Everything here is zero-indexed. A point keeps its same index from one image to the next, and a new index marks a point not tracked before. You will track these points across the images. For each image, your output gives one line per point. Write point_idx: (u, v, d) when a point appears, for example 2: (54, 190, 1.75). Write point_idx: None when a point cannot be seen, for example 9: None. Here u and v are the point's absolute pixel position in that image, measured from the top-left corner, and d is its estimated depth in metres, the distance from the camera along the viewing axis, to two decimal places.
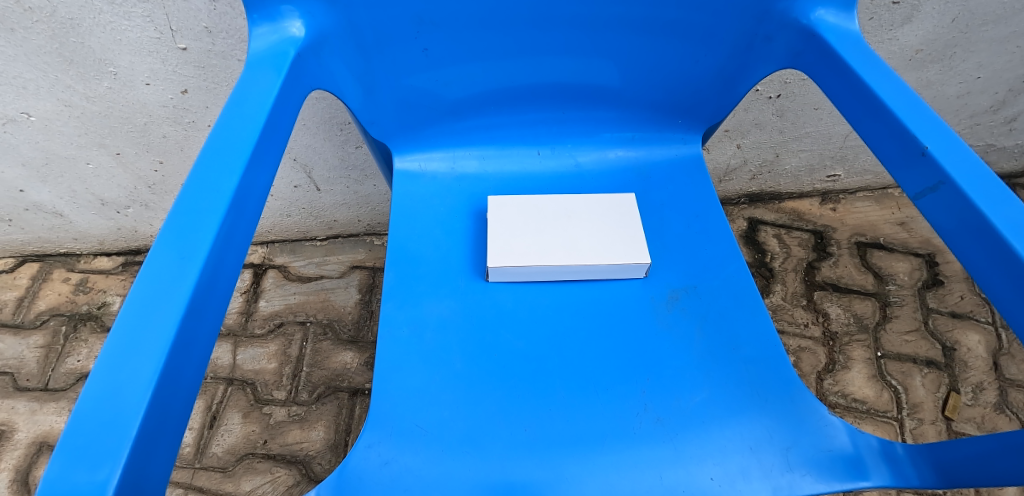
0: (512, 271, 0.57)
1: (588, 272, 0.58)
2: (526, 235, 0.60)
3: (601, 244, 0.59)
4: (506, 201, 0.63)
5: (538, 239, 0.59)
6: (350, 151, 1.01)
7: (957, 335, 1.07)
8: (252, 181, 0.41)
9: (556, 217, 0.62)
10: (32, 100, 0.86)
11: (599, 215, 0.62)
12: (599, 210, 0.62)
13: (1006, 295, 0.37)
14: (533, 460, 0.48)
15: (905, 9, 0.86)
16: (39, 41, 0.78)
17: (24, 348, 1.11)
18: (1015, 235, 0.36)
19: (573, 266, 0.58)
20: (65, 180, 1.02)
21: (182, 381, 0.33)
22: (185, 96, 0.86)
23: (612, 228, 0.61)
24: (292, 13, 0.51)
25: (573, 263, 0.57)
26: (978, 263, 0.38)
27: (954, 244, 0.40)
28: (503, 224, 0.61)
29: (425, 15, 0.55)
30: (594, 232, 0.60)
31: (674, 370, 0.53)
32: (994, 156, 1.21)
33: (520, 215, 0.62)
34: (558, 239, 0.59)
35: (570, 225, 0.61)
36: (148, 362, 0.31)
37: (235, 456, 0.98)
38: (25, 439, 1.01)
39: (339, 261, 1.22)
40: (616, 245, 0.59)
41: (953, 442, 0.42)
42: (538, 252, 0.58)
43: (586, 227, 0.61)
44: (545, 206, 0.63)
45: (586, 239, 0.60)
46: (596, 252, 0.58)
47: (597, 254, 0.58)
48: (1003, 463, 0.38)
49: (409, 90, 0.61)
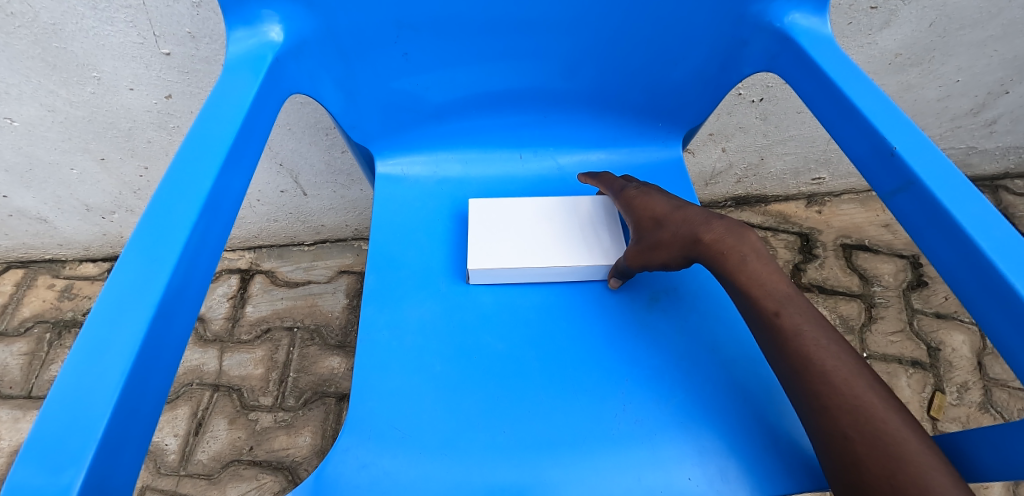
0: (492, 273, 0.57)
1: (572, 274, 0.58)
2: (506, 236, 0.60)
3: (580, 245, 0.59)
4: (484, 204, 0.63)
5: (518, 241, 0.60)
6: (337, 156, 1.01)
7: (942, 335, 1.08)
8: (226, 186, 0.41)
9: (536, 219, 0.62)
10: (15, 105, 0.86)
11: (578, 216, 0.62)
12: (574, 210, 0.63)
13: (973, 291, 0.37)
14: (512, 464, 0.48)
15: (883, 14, 0.87)
16: (22, 46, 0.77)
17: (7, 355, 1.10)
18: (981, 233, 0.37)
19: (557, 268, 0.58)
20: (49, 185, 1.01)
21: (151, 383, 0.33)
22: (169, 101, 0.85)
23: (591, 229, 0.61)
24: (272, 18, 0.51)
25: (554, 264, 0.57)
26: (944, 259, 0.39)
27: (923, 241, 0.41)
28: (482, 222, 0.61)
29: (405, 20, 0.55)
30: (574, 233, 0.61)
31: (652, 370, 0.53)
32: (975, 158, 1.23)
33: (499, 212, 0.62)
34: (540, 240, 0.60)
35: (550, 224, 0.62)
36: (117, 363, 0.31)
37: (221, 463, 0.97)
38: (7, 447, 1.01)
39: (327, 266, 1.22)
40: (601, 245, 0.59)
41: (952, 438, 0.41)
42: (520, 252, 0.58)
43: (565, 227, 0.61)
44: (524, 205, 0.63)
45: (569, 240, 0.60)
46: (582, 253, 0.59)
47: (577, 255, 0.58)
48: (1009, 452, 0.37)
49: (390, 95, 0.61)
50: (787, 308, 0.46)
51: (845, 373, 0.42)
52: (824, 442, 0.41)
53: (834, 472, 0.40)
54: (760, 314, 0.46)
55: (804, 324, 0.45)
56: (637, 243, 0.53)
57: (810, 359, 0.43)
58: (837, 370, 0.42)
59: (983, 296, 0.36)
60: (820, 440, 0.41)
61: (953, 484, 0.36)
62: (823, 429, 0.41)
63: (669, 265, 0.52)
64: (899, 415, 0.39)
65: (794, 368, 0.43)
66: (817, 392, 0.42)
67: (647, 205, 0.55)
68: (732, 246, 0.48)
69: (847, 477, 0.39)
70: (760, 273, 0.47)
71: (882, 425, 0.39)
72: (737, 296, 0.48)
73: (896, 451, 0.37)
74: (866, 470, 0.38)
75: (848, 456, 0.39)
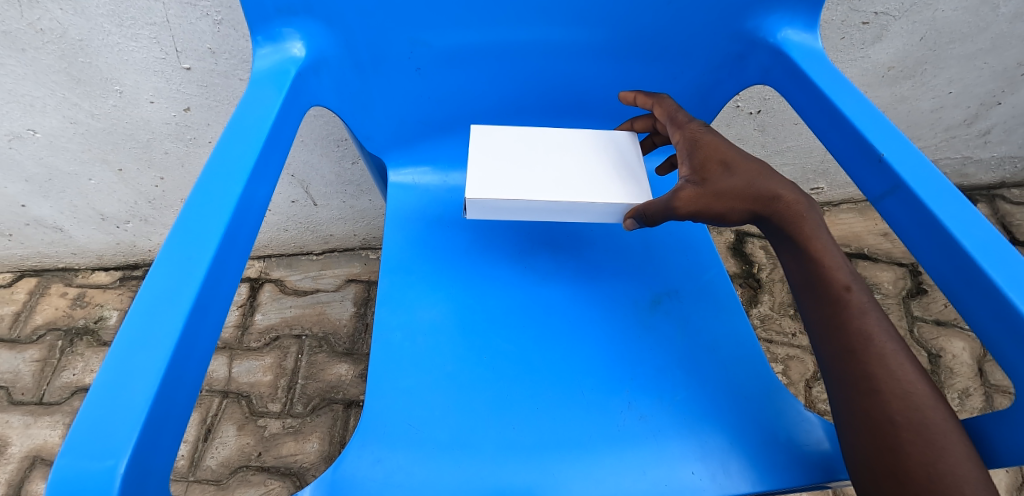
0: (495, 205, 0.52)
1: (591, 215, 0.53)
2: (514, 169, 0.54)
3: (596, 183, 0.53)
4: (495, 139, 0.57)
5: (533, 176, 0.53)
6: (347, 167, 1.04)
7: (942, 342, 1.10)
8: (254, 191, 0.43)
9: (547, 154, 0.56)
10: (38, 117, 0.89)
11: (595, 156, 0.56)
12: (591, 147, 0.57)
13: (960, 288, 0.39)
14: (521, 460, 0.50)
15: (875, 29, 0.90)
16: (49, 61, 0.80)
17: (20, 362, 1.12)
18: (963, 233, 0.39)
19: (573, 205, 0.52)
20: (67, 195, 1.04)
21: (187, 373, 0.35)
22: (187, 113, 0.89)
23: (610, 170, 0.55)
24: (294, 35, 0.54)
25: (565, 200, 0.51)
26: (930, 257, 0.41)
27: (910, 241, 0.43)
28: (487, 154, 0.56)
29: (418, 36, 0.58)
30: (589, 171, 0.54)
31: (656, 369, 0.55)
32: (971, 168, 1.25)
33: (508, 147, 0.57)
34: (558, 176, 0.54)
35: (564, 160, 0.56)
36: (157, 352, 0.32)
37: (229, 469, 0.99)
38: (18, 453, 1.02)
39: (335, 275, 1.24)
40: (625, 182, 0.54)
41: None
42: (536, 186, 0.52)
43: (579, 165, 0.55)
44: (534, 141, 0.58)
45: (588, 177, 0.54)
46: (604, 189, 0.52)
47: (591, 192, 0.52)
48: (997, 440, 0.38)
49: (403, 107, 0.64)
50: (857, 284, 0.43)
51: (901, 358, 0.40)
52: (862, 423, 0.40)
53: (866, 458, 0.40)
54: (829, 286, 0.43)
55: (870, 303, 0.42)
56: (699, 183, 0.48)
57: (871, 340, 0.41)
58: (896, 354, 0.40)
59: (969, 293, 0.39)
60: (856, 423, 0.40)
61: (980, 477, 0.36)
62: (866, 411, 0.40)
63: (729, 215, 0.47)
64: (945, 407, 0.39)
65: (852, 347, 0.41)
66: (872, 374, 0.40)
67: (715, 146, 0.50)
68: (807, 212, 0.45)
69: (884, 462, 0.38)
70: (831, 246, 0.44)
71: (929, 415, 0.38)
72: (800, 263, 0.45)
73: (938, 441, 0.37)
74: (907, 455, 0.37)
75: (889, 442, 0.38)
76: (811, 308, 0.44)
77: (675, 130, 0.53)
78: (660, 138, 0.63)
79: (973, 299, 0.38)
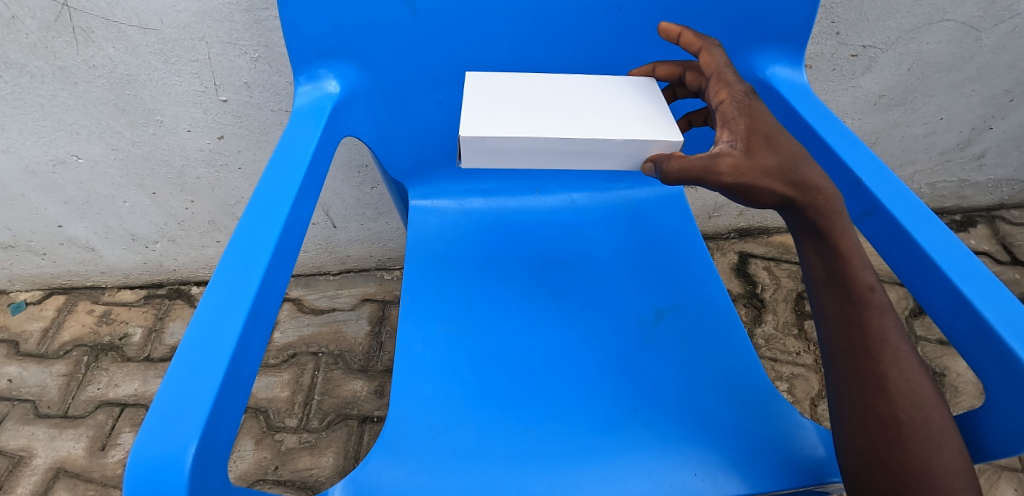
0: (501, 144, 0.48)
1: (605, 154, 0.50)
2: (518, 109, 0.51)
3: (610, 119, 0.50)
4: (499, 96, 0.54)
5: (541, 114, 0.51)
6: (366, 191, 1.09)
7: (946, 361, 1.12)
8: (298, 213, 0.48)
9: (555, 95, 0.54)
10: (82, 144, 0.95)
11: (604, 94, 0.54)
12: (606, 89, 0.55)
13: (933, 295, 0.43)
14: (533, 463, 0.54)
15: (864, 60, 0.96)
16: (97, 93, 0.87)
17: (47, 376, 1.17)
18: (932, 247, 0.43)
19: (589, 142, 0.48)
20: (102, 216, 1.11)
21: (245, 367, 0.39)
22: (220, 141, 0.95)
23: (623, 107, 0.52)
24: (329, 75, 0.60)
25: (577, 134, 0.48)
26: (905, 269, 0.46)
27: (888, 256, 0.47)
28: (486, 100, 0.53)
29: (440, 74, 0.64)
30: (600, 108, 0.52)
31: (659, 380, 0.59)
32: (968, 191, 1.29)
33: (507, 94, 0.54)
34: (573, 115, 0.51)
35: (577, 102, 0.53)
36: (224, 347, 0.37)
37: (247, 482, 1.02)
38: (43, 465, 1.06)
39: (351, 294, 1.29)
40: (644, 119, 0.51)
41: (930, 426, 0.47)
42: (545, 123, 0.49)
43: (589, 103, 0.53)
44: (542, 87, 0.55)
45: (604, 116, 0.51)
46: (621, 126, 0.49)
47: (605, 127, 0.49)
48: (982, 438, 0.41)
49: (426, 137, 0.69)
50: (879, 285, 0.44)
51: (910, 360, 0.43)
52: (867, 420, 0.43)
53: (865, 456, 0.43)
54: (854, 289, 0.44)
55: (890, 308, 0.44)
56: (745, 153, 0.43)
57: (885, 341, 0.43)
58: (907, 356, 0.43)
59: (942, 301, 0.43)
60: (860, 422, 0.43)
61: (964, 472, 0.40)
62: (874, 408, 0.43)
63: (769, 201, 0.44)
64: (945, 407, 0.42)
65: (865, 347, 0.43)
66: (883, 374, 0.42)
67: (763, 119, 0.45)
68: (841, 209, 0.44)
69: (883, 459, 0.42)
70: (861, 250, 0.44)
71: (929, 413, 0.41)
72: (827, 258, 0.45)
73: (937, 438, 0.41)
74: (904, 451, 0.41)
75: (889, 439, 0.42)
76: (829, 304, 0.45)
77: (719, 86, 0.47)
78: (683, 90, 0.60)
79: (943, 306, 0.43)
